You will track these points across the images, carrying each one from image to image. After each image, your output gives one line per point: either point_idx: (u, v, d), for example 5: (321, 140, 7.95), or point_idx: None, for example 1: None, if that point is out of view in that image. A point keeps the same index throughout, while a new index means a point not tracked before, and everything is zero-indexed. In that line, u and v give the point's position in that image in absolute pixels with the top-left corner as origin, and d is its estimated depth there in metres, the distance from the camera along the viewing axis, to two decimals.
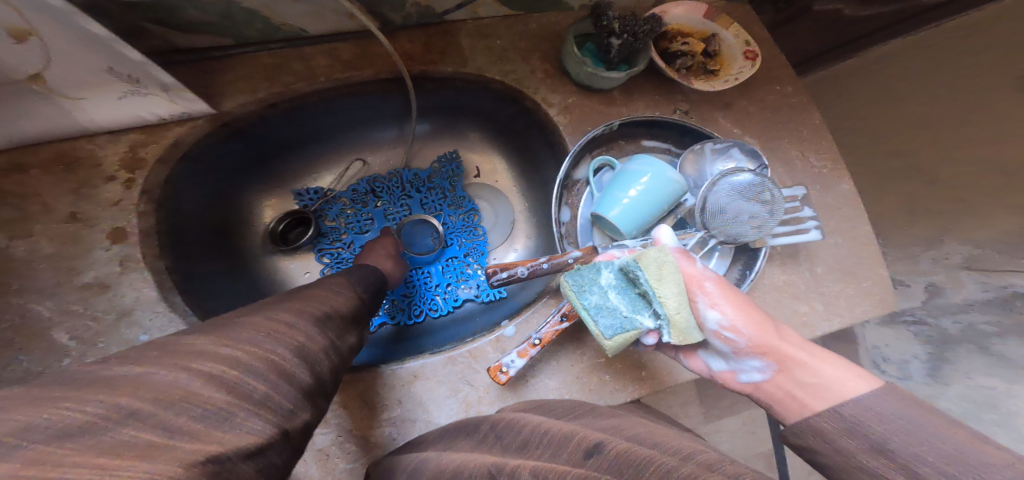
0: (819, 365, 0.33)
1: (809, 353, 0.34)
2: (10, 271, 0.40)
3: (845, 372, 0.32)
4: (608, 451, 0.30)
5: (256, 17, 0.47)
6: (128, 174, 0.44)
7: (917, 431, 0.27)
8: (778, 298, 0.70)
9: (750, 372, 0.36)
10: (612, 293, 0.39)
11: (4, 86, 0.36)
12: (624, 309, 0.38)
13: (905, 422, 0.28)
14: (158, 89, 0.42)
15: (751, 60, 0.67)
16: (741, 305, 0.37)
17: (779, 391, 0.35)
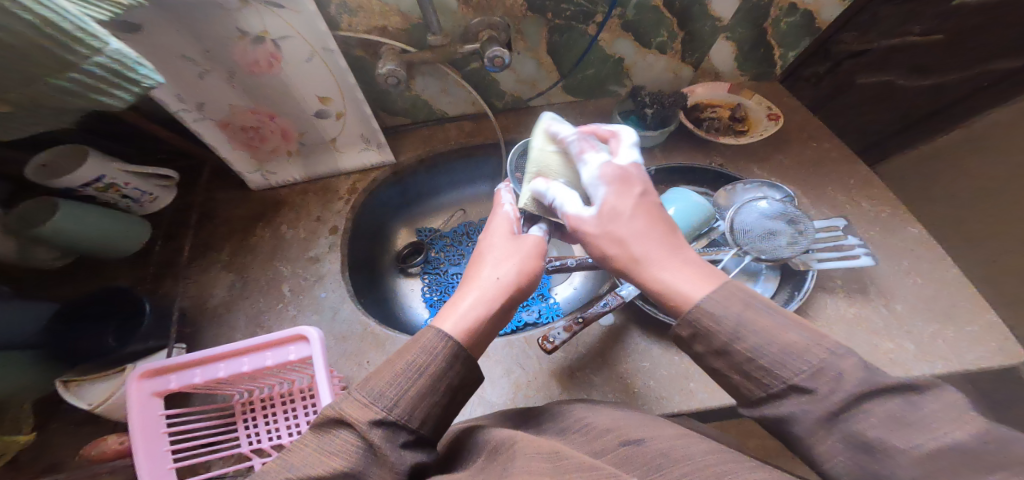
0: (661, 264, 0.39)
1: (662, 253, 0.39)
2: (280, 246, 0.67)
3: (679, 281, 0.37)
4: (637, 450, 0.33)
5: (425, 105, 0.77)
6: (349, 196, 0.73)
7: (755, 347, 0.32)
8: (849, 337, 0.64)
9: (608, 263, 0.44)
10: None
11: (320, 145, 0.70)
12: None
13: (736, 326, 0.33)
14: (377, 145, 0.72)
15: (774, 121, 0.81)
16: (613, 209, 0.42)
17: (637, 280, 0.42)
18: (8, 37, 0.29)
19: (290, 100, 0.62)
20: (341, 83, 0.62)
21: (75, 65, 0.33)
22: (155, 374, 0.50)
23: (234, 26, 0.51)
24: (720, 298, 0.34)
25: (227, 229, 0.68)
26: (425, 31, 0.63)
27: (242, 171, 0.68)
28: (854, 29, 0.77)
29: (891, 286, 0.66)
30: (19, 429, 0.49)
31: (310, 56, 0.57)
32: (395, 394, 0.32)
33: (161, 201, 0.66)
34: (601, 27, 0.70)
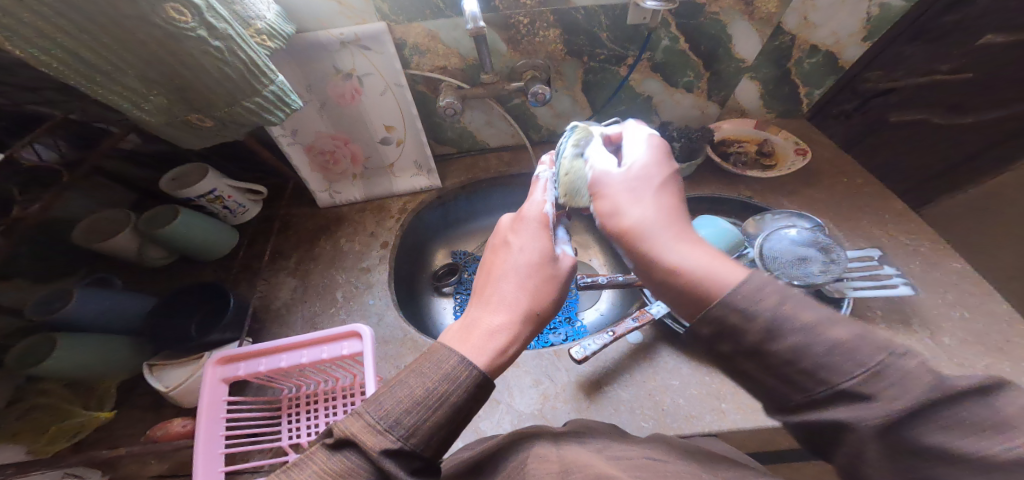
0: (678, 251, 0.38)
1: (678, 241, 0.39)
2: (337, 257, 0.73)
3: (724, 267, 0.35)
4: (662, 465, 0.34)
5: (469, 136, 0.85)
6: (399, 214, 0.80)
7: (795, 348, 0.30)
8: None
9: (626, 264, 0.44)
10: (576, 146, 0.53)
11: (381, 169, 0.80)
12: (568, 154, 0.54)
13: (773, 312, 0.30)
14: (428, 170, 0.81)
15: (802, 156, 0.84)
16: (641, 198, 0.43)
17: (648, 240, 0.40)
18: (232, 71, 0.43)
19: (362, 127, 0.75)
20: (405, 114, 0.74)
21: (260, 92, 0.47)
22: (228, 361, 0.57)
23: (332, 65, 0.66)
24: (747, 290, 0.32)
25: (297, 240, 0.76)
26: (477, 70, 0.71)
27: (314, 189, 0.78)
28: (878, 67, 0.80)
29: (937, 320, 0.64)
30: (102, 407, 0.58)
31: (383, 90, 0.70)
32: (411, 421, 0.31)
33: (250, 213, 0.76)
34: (631, 69, 0.77)
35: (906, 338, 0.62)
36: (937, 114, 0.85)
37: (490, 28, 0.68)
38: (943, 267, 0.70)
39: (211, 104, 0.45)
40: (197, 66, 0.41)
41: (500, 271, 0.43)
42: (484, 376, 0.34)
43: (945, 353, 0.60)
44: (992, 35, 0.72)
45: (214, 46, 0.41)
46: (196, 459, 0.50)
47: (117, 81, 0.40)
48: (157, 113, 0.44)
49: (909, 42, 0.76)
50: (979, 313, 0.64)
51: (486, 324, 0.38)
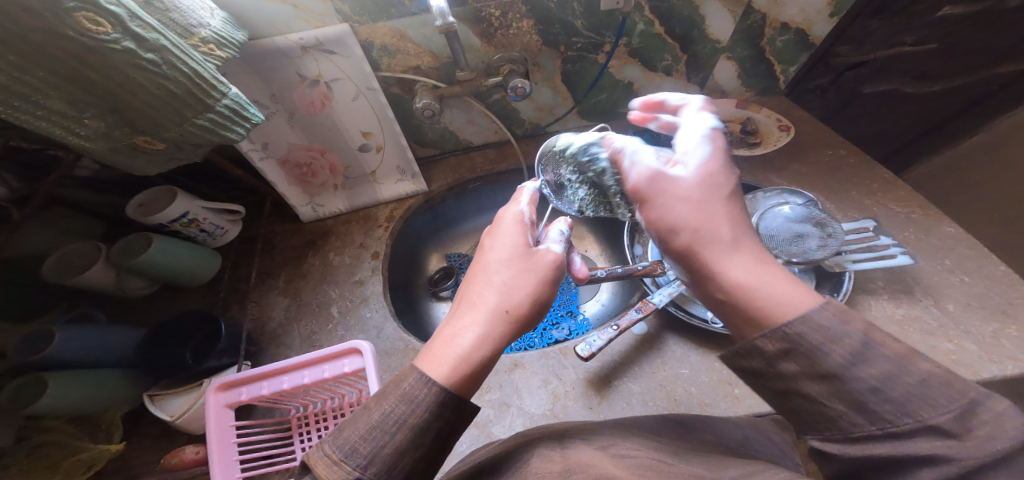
0: (741, 264, 0.37)
1: (748, 255, 0.37)
2: (329, 271, 0.72)
3: (797, 286, 0.34)
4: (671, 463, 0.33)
5: (452, 137, 0.83)
6: (387, 222, 0.78)
7: (845, 388, 0.30)
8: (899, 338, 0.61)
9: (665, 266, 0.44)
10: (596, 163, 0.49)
11: (363, 177, 0.79)
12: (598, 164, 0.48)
13: (823, 347, 0.31)
14: (412, 175, 0.80)
15: (785, 131, 0.85)
16: (720, 187, 0.40)
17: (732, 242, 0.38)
18: (174, 86, 0.42)
19: (338, 135, 0.73)
20: (382, 119, 0.72)
21: (211, 106, 0.46)
22: (229, 387, 0.55)
23: (296, 73, 0.63)
24: (830, 312, 0.32)
25: (284, 258, 0.74)
26: (452, 67, 0.70)
27: (295, 204, 0.76)
28: (847, 41, 0.80)
29: (940, 287, 0.64)
30: (111, 439, 0.56)
31: (355, 95, 0.68)
32: (371, 449, 0.29)
33: (229, 235, 0.74)
34: (609, 55, 0.76)
35: (911, 306, 0.62)
36: (905, 84, 0.85)
37: (462, 23, 0.66)
38: (936, 232, 0.70)
39: (157, 124, 0.44)
40: (131, 83, 0.39)
41: (471, 273, 0.41)
42: (448, 395, 0.32)
43: (952, 320, 0.60)
44: (948, 9, 0.72)
45: (146, 58, 0.39)
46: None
47: (40, 104, 0.37)
48: (95, 137, 0.42)
49: (872, 17, 0.75)
50: (978, 276, 0.64)
51: (449, 331, 0.36)
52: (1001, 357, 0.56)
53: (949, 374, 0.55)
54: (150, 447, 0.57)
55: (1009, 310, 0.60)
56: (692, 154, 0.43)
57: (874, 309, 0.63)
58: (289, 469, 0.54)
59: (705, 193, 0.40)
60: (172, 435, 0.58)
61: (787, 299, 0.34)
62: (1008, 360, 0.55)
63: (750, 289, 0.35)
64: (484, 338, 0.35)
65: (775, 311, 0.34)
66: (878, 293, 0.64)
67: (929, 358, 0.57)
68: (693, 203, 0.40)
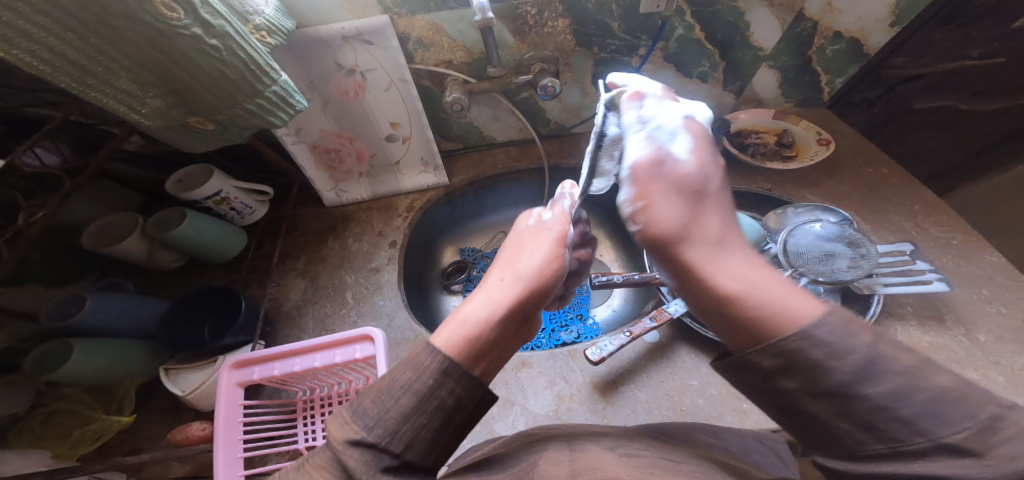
0: (753, 260, 0.33)
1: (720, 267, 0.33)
2: (347, 257, 0.73)
3: (777, 302, 0.30)
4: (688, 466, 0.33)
5: (476, 131, 0.83)
6: (407, 212, 0.79)
7: (894, 393, 0.26)
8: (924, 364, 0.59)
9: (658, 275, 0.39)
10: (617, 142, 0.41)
11: (387, 168, 0.80)
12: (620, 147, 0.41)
13: (850, 354, 0.27)
14: (435, 167, 0.80)
15: (825, 146, 0.81)
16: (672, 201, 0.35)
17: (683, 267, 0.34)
18: (232, 72, 0.43)
19: (367, 124, 0.74)
20: (411, 110, 0.73)
21: (261, 92, 0.47)
22: (243, 365, 0.57)
23: (333, 61, 0.64)
24: (838, 316, 0.29)
25: (305, 240, 0.75)
26: (484, 64, 0.69)
27: (320, 188, 0.78)
28: (905, 53, 0.76)
29: (972, 315, 0.61)
30: (121, 412, 0.58)
31: (388, 85, 0.68)
32: (410, 435, 0.30)
33: (257, 214, 0.76)
34: (644, 59, 0.75)
35: (939, 334, 0.60)
36: (962, 100, 0.81)
37: (499, 20, 0.65)
38: (974, 259, 0.67)
39: (210, 107, 0.45)
40: (193, 66, 0.40)
41: (527, 249, 0.42)
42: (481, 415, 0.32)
43: (982, 351, 0.58)
44: None
45: (210, 44, 0.40)
46: (217, 459, 0.50)
47: (110, 83, 0.40)
48: (153, 115, 0.45)
49: (938, 27, 0.71)
50: (1014, 307, 0.61)
51: (463, 311, 0.36)
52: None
53: None
54: (157, 421, 0.59)
55: None
56: (706, 141, 0.39)
57: (899, 334, 0.61)
58: (290, 451, 0.55)
59: (705, 188, 0.37)
60: (179, 411, 0.60)
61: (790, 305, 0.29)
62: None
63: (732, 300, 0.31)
64: (494, 314, 0.35)
65: (764, 324, 0.29)
66: (907, 318, 0.62)
67: None
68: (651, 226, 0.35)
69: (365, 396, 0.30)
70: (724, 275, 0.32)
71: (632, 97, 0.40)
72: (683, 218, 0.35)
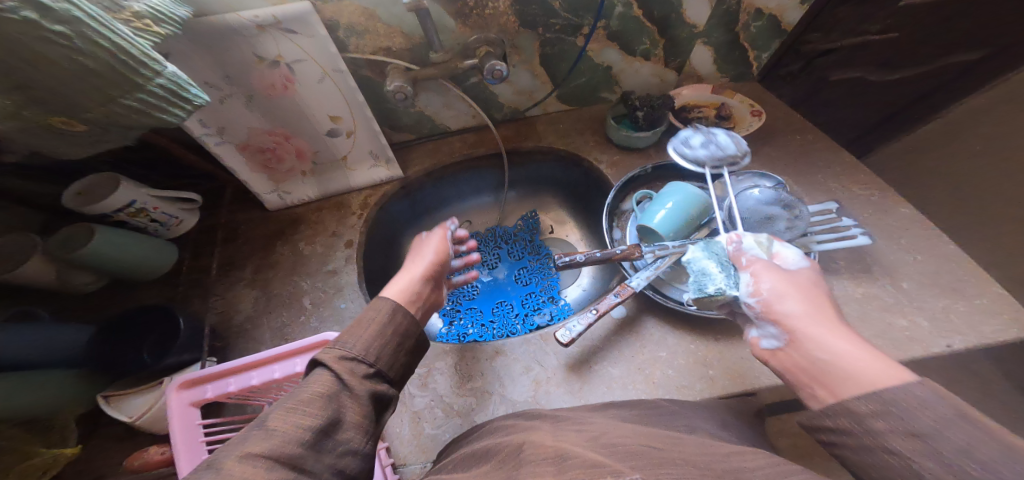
0: (842, 340, 0.39)
1: (841, 336, 0.40)
2: (298, 261, 0.70)
3: (879, 371, 0.36)
4: (652, 457, 0.35)
5: (427, 120, 0.83)
6: (361, 211, 0.78)
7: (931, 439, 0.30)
8: (864, 312, 0.64)
9: (770, 338, 0.44)
10: (710, 262, 0.53)
11: (333, 164, 0.76)
12: (716, 270, 0.51)
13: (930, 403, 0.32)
14: (386, 161, 0.79)
15: (758, 117, 0.85)
16: (797, 281, 0.46)
17: (802, 325, 0.42)
18: (94, 63, 0.37)
19: (303, 120, 0.69)
20: (349, 101, 0.69)
21: (142, 86, 0.41)
22: (193, 385, 0.54)
23: (252, 53, 0.59)
24: (912, 398, 0.33)
25: (250, 248, 0.72)
26: (425, 49, 0.68)
27: (259, 192, 0.73)
28: (819, 28, 0.81)
29: (895, 265, 0.68)
30: (65, 444, 0.53)
31: (321, 77, 0.64)
32: (377, 351, 0.40)
33: (185, 224, 0.71)
34: (588, 38, 0.75)
35: (870, 285, 0.66)
36: (870, 71, 0.89)
37: (436, 2, 0.63)
38: (892, 213, 0.73)
39: (73, 105, 0.39)
40: (38, 57, 0.34)
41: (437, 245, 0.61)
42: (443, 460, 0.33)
43: (907, 297, 0.64)
44: None
45: (54, 31, 0.33)
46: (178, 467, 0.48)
47: None
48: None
49: (842, 4, 0.77)
50: (926, 254, 0.68)
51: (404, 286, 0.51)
52: (950, 332, 0.60)
53: (900, 347, 0.59)
54: (112, 447, 0.55)
55: (952, 287, 0.64)
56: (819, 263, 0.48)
57: (837, 288, 0.66)
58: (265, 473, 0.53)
59: (811, 283, 0.46)
60: (136, 437, 0.56)
61: (882, 373, 0.36)
62: (957, 335, 0.59)
63: (838, 371, 0.37)
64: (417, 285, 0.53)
65: (871, 377, 0.36)
66: (841, 272, 0.68)
67: (887, 335, 0.60)
68: (791, 285, 0.45)
69: (337, 339, 0.40)
70: (828, 343, 0.39)
71: (733, 237, 0.53)
72: (795, 301, 0.44)
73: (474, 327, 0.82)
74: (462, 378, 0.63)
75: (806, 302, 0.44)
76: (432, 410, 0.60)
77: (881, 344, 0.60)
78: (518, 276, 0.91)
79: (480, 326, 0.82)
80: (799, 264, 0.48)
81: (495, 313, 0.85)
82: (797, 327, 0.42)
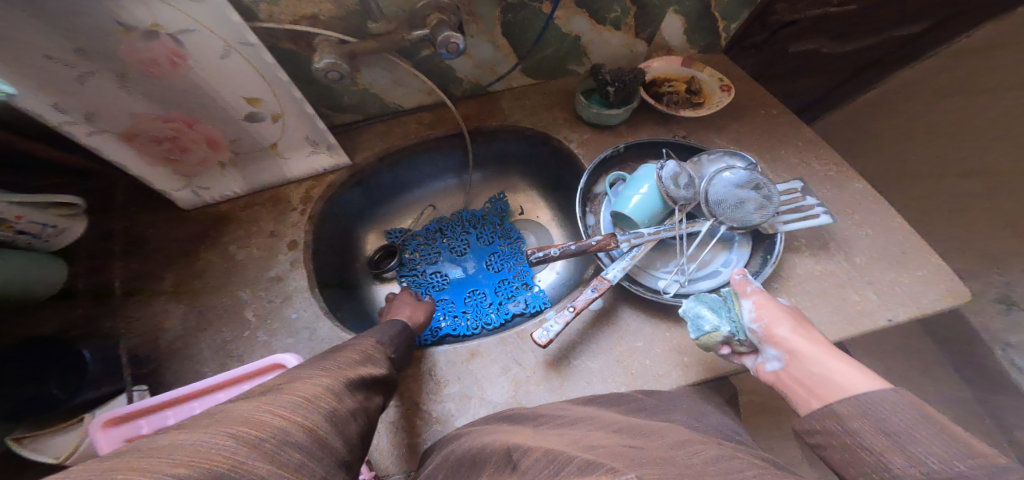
0: (834, 358, 0.42)
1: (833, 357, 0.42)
2: (234, 269, 0.62)
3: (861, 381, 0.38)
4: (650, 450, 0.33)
5: (375, 99, 0.75)
6: (303, 206, 0.69)
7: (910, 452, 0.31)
8: (822, 288, 0.65)
9: (772, 361, 0.46)
10: (712, 308, 0.52)
11: (259, 153, 0.65)
12: (718, 315, 0.51)
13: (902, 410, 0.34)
14: (326, 148, 0.69)
15: (727, 92, 0.81)
16: (795, 315, 0.48)
17: (798, 348, 0.44)
18: None
19: (210, 104, 0.55)
20: (270, 81, 0.56)
21: None
22: (123, 421, 0.46)
23: (113, 19, 0.43)
24: (886, 403, 0.35)
25: (171, 253, 0.62)
26: (362, 18, 0.59)
27: (167, 189, 0.61)
28: None
29: (850, 240, 0.69)
30: None
31: (226, 52, 0.51)
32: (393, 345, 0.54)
33: (73, 231, 0.55)
34: (554, 5, 0.67)
35: (827, 262, 0.67)
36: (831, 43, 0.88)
37: None
38: (849, 188, 0.74)
39: None
40: None
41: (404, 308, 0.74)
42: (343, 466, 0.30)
43: (859, 271, 0.66)
44: None
45: None
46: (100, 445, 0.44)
47: None
48: None
49: None
50: (878, 228, 0.70)
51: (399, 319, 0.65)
52: (896, 304, 0.62)
53: (852, 322, 0.61)
54: None
55: (901, 259, 0.66)
56: None
57: (798, 266, 0.67)
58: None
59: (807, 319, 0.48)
60: None
61: (863, 382, 0.38)
62: (903, 307, 0.62)
63: (840, 397, 0.38)
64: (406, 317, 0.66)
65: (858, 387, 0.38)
66: (801, 250, 0.68)
67: (842, 311, 0.62)
68: (789, 314, 0.48)
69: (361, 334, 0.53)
70: (820, 359, 0.42)
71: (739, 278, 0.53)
72: (795, 327, 0.46)
73: (447, 319, 0.78)
74: (439, 384, 0.59)
75: (803, 330, 0.46)
76: (410, 421, 0.56)
77: (836, 320, 0.61)
78: (487, 262, 0.87)
79: (453, 317, 0.79)
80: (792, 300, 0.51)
81: (468, 303, 0.81)
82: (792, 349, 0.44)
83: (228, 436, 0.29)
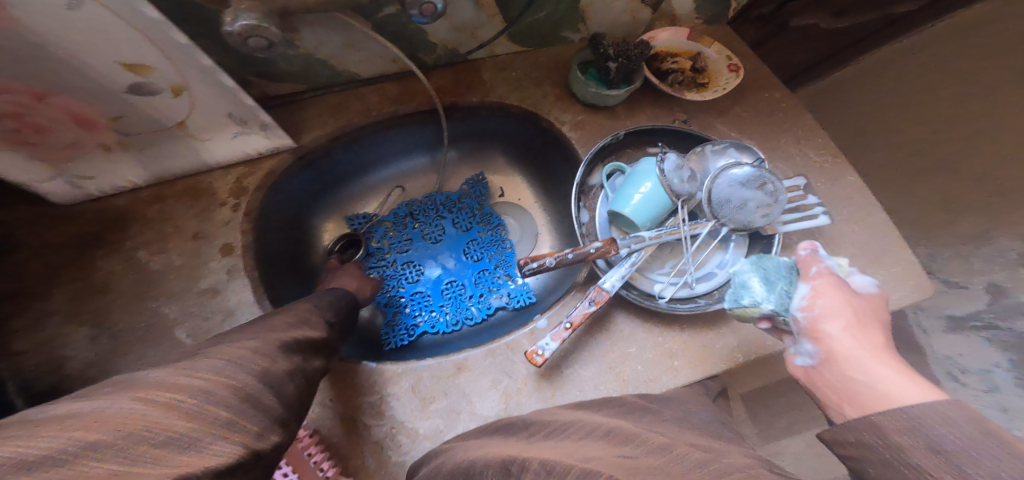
0: (893, 363, 0.31)
1: (892, 362, 0.31)
2: (151, 281, 0.51)
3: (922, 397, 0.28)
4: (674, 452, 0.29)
5: (324, 65, 0.61)
6: (234, 200, 0.57)
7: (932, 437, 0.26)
8: None
9: (804, 354, 0.36)
10: (753, 275, 0.41)
11: (160, 132, 0.50)
12: (760, 288, 0.40)
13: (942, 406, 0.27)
14: (259, 127, 0.55)
15: (735, 72, 0.72)
16: (858, 300, 0.36)
17: (849, 344, 0.33)
18: None
19: (70, 73, 0.39)
20: (161, 44, 0.40)
21: None
22: None
23: None
24: (938, 416, 0.26)
25: (61, 257, 0.50)
26: None
27: (27, 181, 0.45)
28: None
29: (837, 238, 0.66)
30: None
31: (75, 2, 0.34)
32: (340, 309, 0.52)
33: None
34: None
35: None
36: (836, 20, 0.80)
37: None
38: (843, 181, 0.70)
39: None
40: None
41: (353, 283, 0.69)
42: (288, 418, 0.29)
43: None
44: None
45: None
46: None
47: None
48: None
49: None
50: (865, 225, 0.67)
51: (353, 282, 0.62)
52: None
53: None
54: None
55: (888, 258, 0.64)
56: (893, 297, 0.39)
57: None
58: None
59: (875, 307, 0.37)
60: None
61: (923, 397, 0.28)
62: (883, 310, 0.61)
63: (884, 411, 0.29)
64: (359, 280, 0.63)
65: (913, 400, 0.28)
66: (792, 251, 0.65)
67: None
68: (850, 299, 0.36)
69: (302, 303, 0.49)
70: (872, 360, 0.32)
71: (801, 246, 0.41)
72: (851, 315, 0.35)
73: (423, 314, 0.72)
74: (423, 400, 0.53)
75: (864, 320, 0.35)
76: (394, 439, 0.50)
77: None
78: (466, 252, 0.78)
79: (431, 312, 0.72)
80: (860, 283, 0.39)
81: (446, 296, 0.74)
82: (838, 343, 0.34)
83: (138, 399, 0.24)
